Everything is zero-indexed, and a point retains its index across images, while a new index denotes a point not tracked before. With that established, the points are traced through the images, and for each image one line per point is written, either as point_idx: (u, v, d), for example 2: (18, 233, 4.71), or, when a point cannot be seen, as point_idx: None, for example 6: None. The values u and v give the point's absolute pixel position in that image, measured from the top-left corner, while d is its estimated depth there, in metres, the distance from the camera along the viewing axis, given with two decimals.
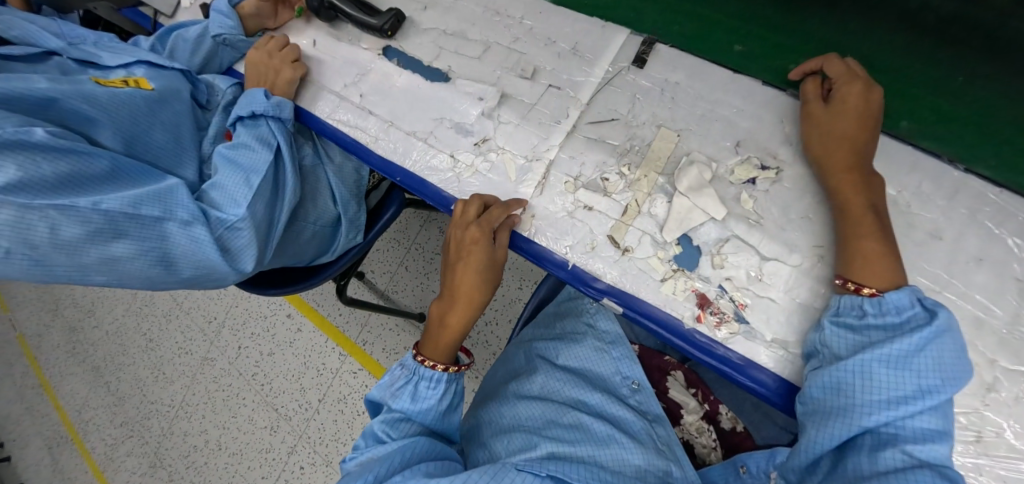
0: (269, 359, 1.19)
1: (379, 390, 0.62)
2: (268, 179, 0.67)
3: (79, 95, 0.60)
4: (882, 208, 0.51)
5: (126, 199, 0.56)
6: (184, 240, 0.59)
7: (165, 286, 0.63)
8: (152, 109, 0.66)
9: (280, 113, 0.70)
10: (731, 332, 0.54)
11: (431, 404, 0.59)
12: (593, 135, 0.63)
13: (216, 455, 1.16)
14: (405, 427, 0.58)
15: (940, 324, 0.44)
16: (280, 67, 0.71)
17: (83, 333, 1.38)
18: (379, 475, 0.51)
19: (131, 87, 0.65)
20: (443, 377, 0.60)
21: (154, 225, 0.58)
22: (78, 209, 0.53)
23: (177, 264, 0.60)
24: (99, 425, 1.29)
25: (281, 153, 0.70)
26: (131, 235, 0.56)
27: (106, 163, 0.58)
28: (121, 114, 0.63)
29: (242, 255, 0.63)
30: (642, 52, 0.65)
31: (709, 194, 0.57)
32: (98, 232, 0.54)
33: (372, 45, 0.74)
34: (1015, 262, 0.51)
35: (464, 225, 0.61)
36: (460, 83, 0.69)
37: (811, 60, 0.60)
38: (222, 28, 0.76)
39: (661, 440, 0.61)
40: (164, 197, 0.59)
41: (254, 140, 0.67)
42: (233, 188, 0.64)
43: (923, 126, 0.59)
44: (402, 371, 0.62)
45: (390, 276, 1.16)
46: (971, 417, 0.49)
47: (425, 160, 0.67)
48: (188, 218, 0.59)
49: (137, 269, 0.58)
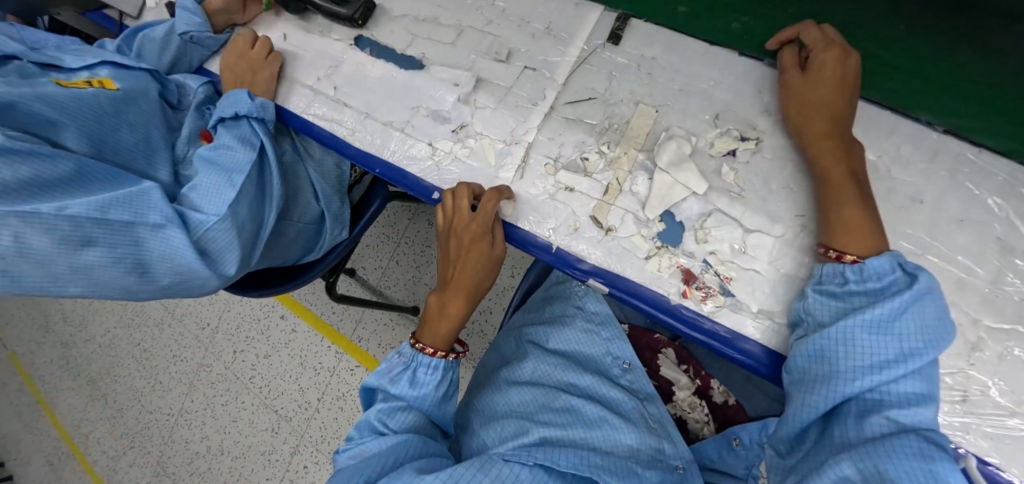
0: (265, 361, 1.19)
1: (377, 377, 0.61)
2: (251, 178, 0.65)
3: (40, 98, 0.59)
4: (862, 175, 0.51)
5: (94, 204, 0.55)
6: (160, 244, 0.58)
7: (145, 294, 0.62)
8: (118, 109, 0.64)
9: (262, 113, 0.69)
10: (717, 305, 0.54)
11: (429, 390, 0.59)
12: (572, 115, 0.62)
13: (218, 460, 1.16)
14: (404, 416, 0.57)
15: (921, 287, 0.44)
16: (257, 66, 0.71)
17: (75, 347, 1.37)
18: (371, 476, 0.50)
19: (94, 87, 0.64)
20: (441, 363, 0.60)
21: (126, 229, 0.57)
22: (42, 216, 0.52)
23: (154, 269, 0.59)
24: (99, 437, 1.28)
25: (265, 151, 0.69)
26: (102, 242, 0.55)
27: (69, 166, 0.57)
28: (86, 116, 0.61)
29: (222, 258, 0.62)
30: (617, 28, 0.64)
31: (689, 168, 0.57)
32: (66, 240, 0.54)
33: (343, 36, 0.73)
34: (996, 222, 0.51)
35: (461, 222, 0.59)
36: (435, 70, 0.68)
37: (789, 27, 0.58)
38: (189, 25, 0.74)
39: (654, 418, 0.62)
40: (135, 201, 0.58)
41: (234, 139, 0.66)
42: (213, 191, 0.63)
43: (913, 92, 0.57)
44: (398, 359, 0.61)
45: (381, 272, 1.15)
46: (957, 378, 0.49)
47: (403, 150, 0.66)
48: (161, 222, 0.58)
49: (111, 277, 0.57)
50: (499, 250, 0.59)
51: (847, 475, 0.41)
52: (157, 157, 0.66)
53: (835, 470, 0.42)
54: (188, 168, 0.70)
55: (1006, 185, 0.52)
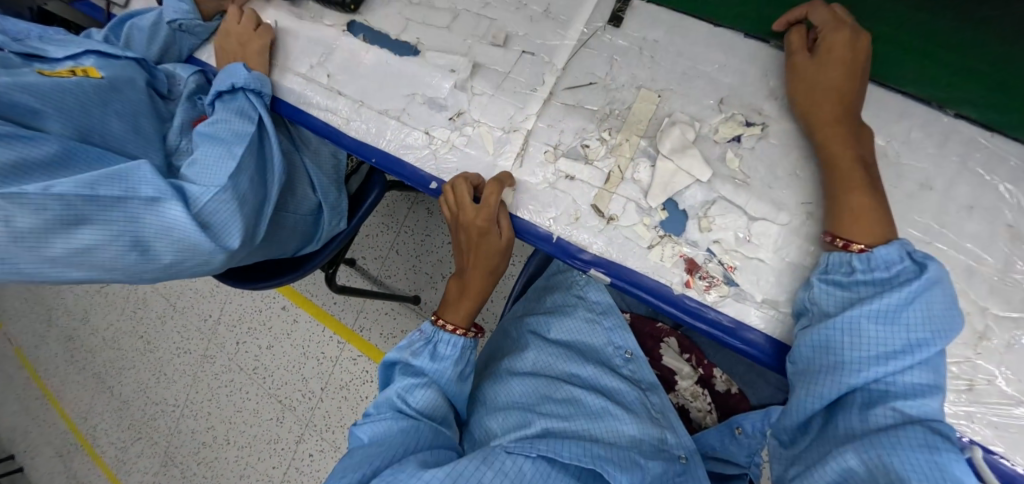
0: (268, 351, 1.19)
1: (397, 351, 0.62)
2: (250, 155, 0.64)
3: (20, 86, 0.57)
4: (870, 160, 0.50)
5: (81, 181, 0.53)
6: (157, 219, 0.57)
7: (148, 274, 0.61)
8: (104, 99, 0.63)
9: (259, 86, 0.67)
10: (721, 295, 0.53)
11: (448, 364, 0.61)
12: (571, 101, 0.60)
13: (225, 449, 1.17)
14: (423, 393, 0.58)
15: (929, 276, 0.43)
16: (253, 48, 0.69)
17: (79, 340, 1.37)
18: (373, 472, 0.50)
19: (78, 76, 0.63)
20: (460, 341, 0.62)
21: (119, 204, 0.55)
22: (31, 196, 0.51)
23: (154, 246, 0.58)
24: (107, 428, 1.29)
25: (264, 124, 0.68)
26: (97, 219, 0.55)
27: (55, 147, 0.56)
28: (72, 106, 0.60)
29: (224, 230, 0.60)
30: (618, 10, 0.62)
31: (693, 155, 0.55)
32: (59, 219, 0.53)
33: (335, 22, 0.71)
34: (1007, 208, 0.50)
35: (466, 218, 0.58)
36: (430, 56, 0.66)
37: (795, 8, 0.56)
38: (177, 12, 0.72)
39: (656, 408, 0.61)
40: (125, 177, 0.56)
41: (231, 113, 0.65)
42: (212, 165, 0.61)
43: (930, 80, 0.55)
44: (420, 336, 0.63)
45: (381, 261, 1.14)
46: (963, 367, 0.49)
47: (400, 139, 0.65)
48: (155, 195, 0.57)
49: (111, 255, 0.56)
50: (505, 241, 0.59)
51: (851, 467, 0.41)
52: (150, 148, 0.65)
53: (839, 463, 0.42)
54: (180, 156, 0.68)
55: (1018, 170, 0.50)
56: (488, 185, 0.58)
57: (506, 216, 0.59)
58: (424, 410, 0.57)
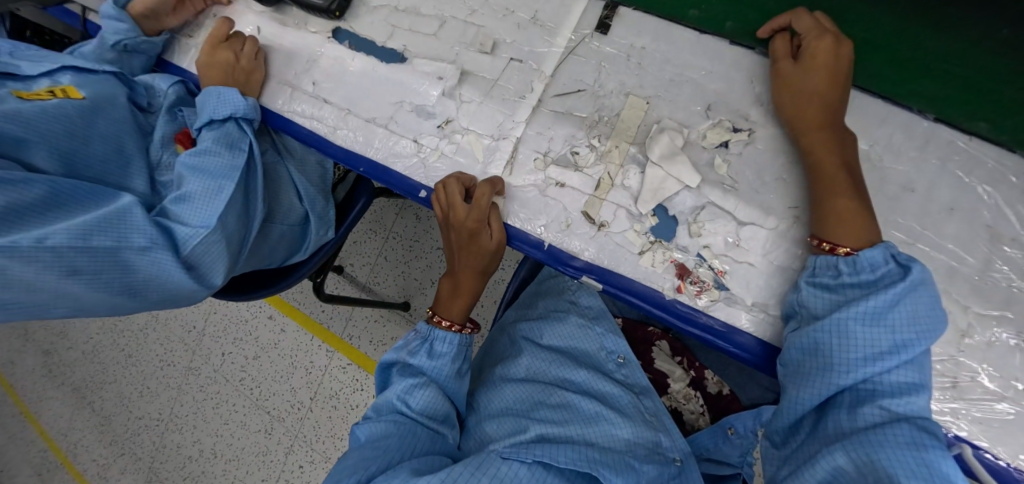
0: (256, 362, 1.17)
1: (395, 351, 0.63)
2: (240, 182, 0.63)
3: (5, 115, 0.55)
4: (854, 165, 0.51)
5: (73, 231, 0.53)
6: (146, 265, 0.57)
7: (132, 309, 0.61)
8: (86, 121, 0.61)
9: (253, 114, 0.66)
10: (712, 299, 0.54)
11: (446, 362, 0.60)
12: (560, 109, 0.61)
13: (212, 463, 1.15)
14: (421, 393, 0.58)
15: (913, 279, 0.44)
16: (244, 63, 0.67)
17: (57, 355, 1.33)
18: (369, 476, 0.49)
19: (59, 97, 0.61)
20: (456, 338, 0.62)
21: (111, 254, 0.55)
22: (22, 249, 0.50)
23: (142, 289, 0.58)
24: (88, 445, 1.26)
25: (253, 154, 0.66)
26: (86, 269, 0.53)
27: (43, 189, 0.54)
28: (55, 131, 0.58)
29: (211, 270, 0.61)
30: (606, 17, 0.62)
31: (681, 161, 0.56)
32: (50, 269, 0.51)
33: (319, 28, 0.70)
34: (985, 209, 0.51)
35: (455, 218, 0.58)
36: (418, 63, 0.66)
37: (780, 15, 0.57)
38: (118, 34, 0.70)
39: (649, 411, 0.62)
40: (116, 223, 0.55)
41: (222, 145, 0.63)
42: (202, 202, 0.60)
43: (913, 87, 0.56)
44: (416, 335, 0.63)
45: (369, 268, 1.13)
46: (947, 364, 0.50)
47: (388, 147, 0.64)
48: (147, 244, 0.56)
49: (98, 299, 0.55)
50: (495, 243, 0.58)
51: (841, 465, 0.42)
52: (133, 166, 0.64)
53: (829, 461, 0.42)
54: (165, 171, 0.67)
55: (996, 172, 0.52)
56: (480, 185, 0.58)
57: (497, 219, 0.58)
58: (424, 410, 0.57)
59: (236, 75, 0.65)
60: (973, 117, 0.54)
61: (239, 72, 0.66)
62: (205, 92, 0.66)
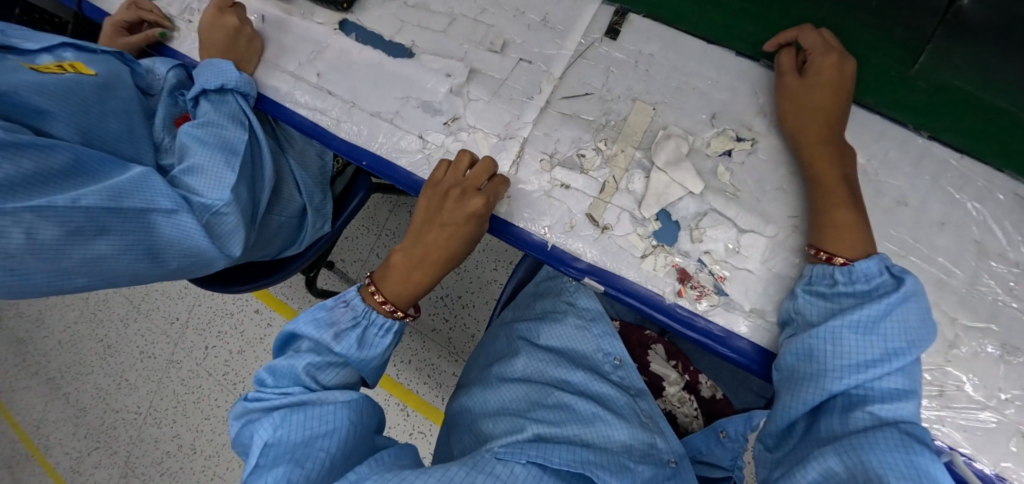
0: (241, 356, 1.15)
1: (315, 326, 0.56)
2: (246, 158, 0.62)
3: (25, 86, 0.53)
4: (852, 178, 0.52)
5: (102, 192, 0.51)
6: (172, 229, 0.56)
7: (155, 277, 0.60)
8: (101, 97, 0.59)
9: (248, 89, 0.65)
10: (712, 304, 0.54)
11: (376, 353, 0.57)
12: (568, 110, 0.61)
13: (191, 459, 1.11)
14: (336, 372, 0.55)
15: (906, 290, 0.46)
16: (245, 28, 0.67)
17: (30, 344, 1.26)
18: (331, 462, 0.47)
19: (71, 72, 0.59)
20: (394, 326, 0.58)
21: (138, 217, 0.54)
22: (55, 208, 0.49)
23: (164, 254, 0.57)
24: (61, 439, 1.19)
25: (255, 130, 0.65)
26: (115, 231, 0.53)
27: (67, 156, 0.52)
28: (73, 103, 0.56)
29: (232, 238, 0.60)
30: (615, 23, 0.63)
31: (686, 168, 0.57)
32: (78, 231, 0.51)
33: (326, 19, 0.69)
34: (974, 225, 0.54)
35: (462, 191, 0.56)
36: (426, 59, 0.65)
37: (786, 30, 0.58)
38: None
39: (645, 413, 0.63)
40: (141, 188, 0.54)
41: (225, 118, 0.62)
42: (213, 173, 0.58)
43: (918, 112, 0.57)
44: (347, 311, 0.57)
45: (361, 264, 1.12)
46: (934, 373, 0.52)
47: (393, 142, 0.64)
48: (171, 207, 0.55)
49: (124, 265, 0.55)
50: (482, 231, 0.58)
51: (831, 467, 0.43)
52: (143, 146, 0.61)
53: (821, 463, 0.44)
54: (169, 154, 0.64)
55: (984, 190, 0.54)
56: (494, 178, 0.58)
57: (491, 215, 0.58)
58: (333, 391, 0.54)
59: (237, 42, 0.65)
60: (981, 145, 0.55)
61: (239, 38, 0.66)
62: (201, 63, 0.65)
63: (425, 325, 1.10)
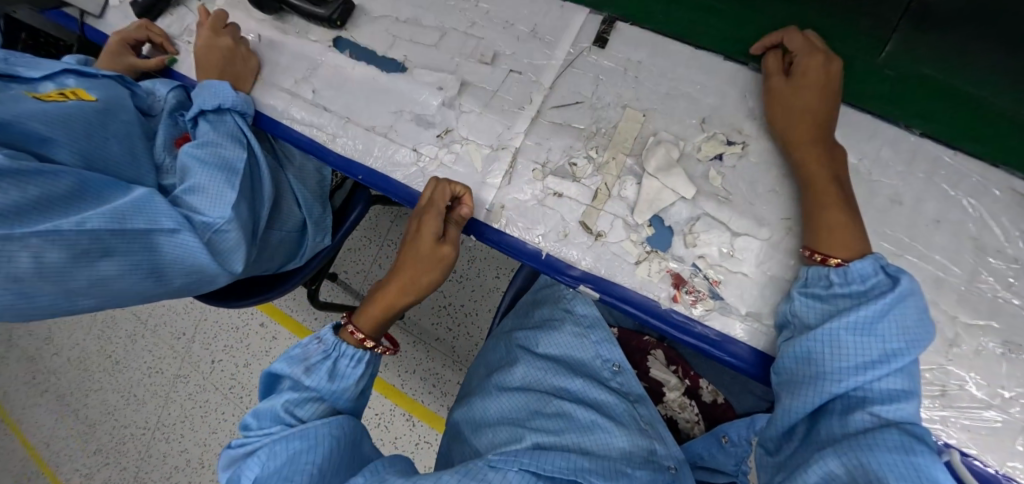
0: (247, 370, 1.16)
1: (288, 364, 0.56)
2: (245, 175, 0.63)
3: (28, 114, 0.55)
4: (845, 179, 0.52)
5: (107, 215, 0.52)
6: (174, 248, 0.57)
7: (158, 295, 0.61)
8: (102, 122, 0.60)
9: (245, 107, 0.66)
10: (707, 309, 0.54)
11: (350, 384, 0.56)
12: (559, 119, 0.62)
13: (200, 473, 1.12)
14: (313, 407, 0.54)
15: (903, 289, 0.45)
16: (241, 48, 0.68)
17: (42, 363, 1.28)
18: (319, 473, 0.47)
19: (73, 99, 0.60)
20: (365, 356, 0.58)
21: (141, 238, 0.55)
22: (62, 232, 0.50)
23: (167, 272, 0.58)
24: (72, 456, 1.20)
25: (254, 149, 0.67)
26: (119, 252, 0.54)
27: (72, 182, 0.53)
28: (75, 129, 0.57)
29: (233, 255, 0.60)
30: (603, 32, 0.63)
31: (678, 173, 0.57)
32: (84, 253, 0.52)
33: (320, 37, 0.70)
34: (970, 222, 0.53)
35: (420, 212, 0.59)
36: (418, 73, 0.66)
37: (772, 33, 0.59)
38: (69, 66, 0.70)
39: (645, 419, 0.62)
40: (143, 209, 0.55)
41: (223, 137, 0.63)
42: (213, 192, 0.60)
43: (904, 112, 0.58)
44: (318, 346, 0.57)
45: (363, 276, 1.13)
46: (935, 373, 0.51)
47: (388, 156, 0.65)
48: (173, 227, 0.56)
49: (128, 284, 0.56)
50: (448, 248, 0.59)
51: (833, 470, 0.42)
52: (144, 167, 0.62)
53: (821, 466, 0.43)
54: (170, 175, 0.65)
55: (979, 186, 0.54)
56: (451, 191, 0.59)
57: (455, 230, 0.59)
58: None
59: (234, 63, 0.67)
60: (971, 141, 0.56)
61: (236, 59, 0.67)
62: (199, 85, 0.67)
63: (428, 335, 1.11)
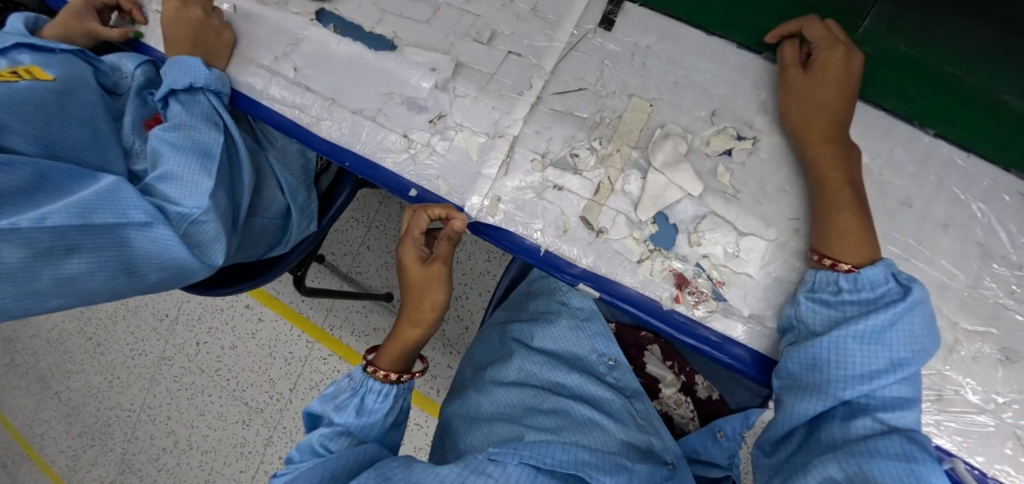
0: (232, 351, 1.14)
1: (322, 402, 0.57)
2: (222, 161, 0.59)
3: None
4: (859, 180, 0.50)
5: (71, 209, 0.48)
6: (147, 243, 0.53)
7: (133, 291, 0.57)
8: (61, 104, 0.55)
9: (220, 86, 0.61)
10: (710, 310, 0.53)
11: (378, 417, 0.56)
12: (560, 107, 0.58)
13: (187, 454, 1.11)
14: (344, 441, 0.53)
15: (913, 298, 0.44)
16: (214, 22, 0.63)
17: (19, 343, 1.25)
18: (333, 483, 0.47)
19: (27, 79, 0.54)
20: (393, 390, 0.57)
21: (110, 233, 0.51)
22: (20, 229, 0.46)
23: (141, 268, 0.54)
24: (56, 437, 1.19)
25: (229, 129, 0.62)
26: (86, 249, 0.50)
27: (29, 171, 0.49)
28: (30, 113, 0.52)
29: (212, 248, 0.57)
30: (609, 12, 0.59)
31: (684, 169, 0.54)
32: (47, 251, 0.48)
33: (302, 9, 0.65)
34: (979, 226, 0.52)
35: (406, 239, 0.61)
36: (409, 52, 0.62)
37: (788, 20, 0.55)
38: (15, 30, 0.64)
39: (641, 414, 0.62)
40: (112, 201, 0.51)
41: (196, 119, 0.59)
42: (188, 179, 0.55)
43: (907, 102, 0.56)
44: (348, 383, 0.58)
45: (352, 256, 1.10)
46: (933, 378, 0.51)
47: (376, 142, 0.60)
48: (145, 220, 0.52)
49: (98, 282, 0.52)
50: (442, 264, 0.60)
51: (831, 475, 0.42)
52: (111, 152, 0.58)
53: (820, 470, 0.42)
54: (140, 159, 0.60)
55: (990, 190, 0.52)
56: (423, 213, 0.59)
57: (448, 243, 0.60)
58: None
59: (208, 36, 0.61)
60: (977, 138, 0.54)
61: (209, 32, 0.61)
62: (169, 59, 0.61)
63: None
